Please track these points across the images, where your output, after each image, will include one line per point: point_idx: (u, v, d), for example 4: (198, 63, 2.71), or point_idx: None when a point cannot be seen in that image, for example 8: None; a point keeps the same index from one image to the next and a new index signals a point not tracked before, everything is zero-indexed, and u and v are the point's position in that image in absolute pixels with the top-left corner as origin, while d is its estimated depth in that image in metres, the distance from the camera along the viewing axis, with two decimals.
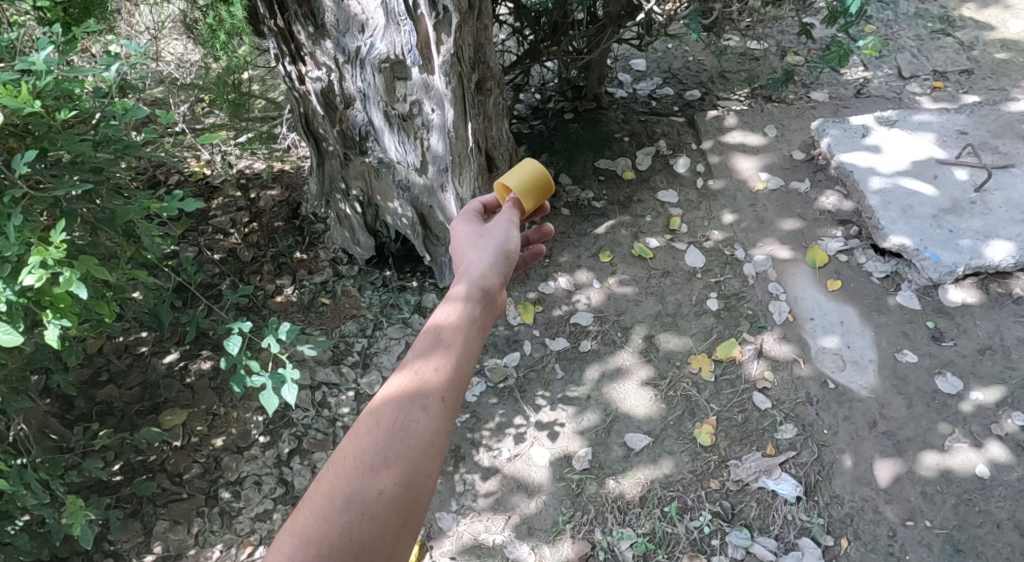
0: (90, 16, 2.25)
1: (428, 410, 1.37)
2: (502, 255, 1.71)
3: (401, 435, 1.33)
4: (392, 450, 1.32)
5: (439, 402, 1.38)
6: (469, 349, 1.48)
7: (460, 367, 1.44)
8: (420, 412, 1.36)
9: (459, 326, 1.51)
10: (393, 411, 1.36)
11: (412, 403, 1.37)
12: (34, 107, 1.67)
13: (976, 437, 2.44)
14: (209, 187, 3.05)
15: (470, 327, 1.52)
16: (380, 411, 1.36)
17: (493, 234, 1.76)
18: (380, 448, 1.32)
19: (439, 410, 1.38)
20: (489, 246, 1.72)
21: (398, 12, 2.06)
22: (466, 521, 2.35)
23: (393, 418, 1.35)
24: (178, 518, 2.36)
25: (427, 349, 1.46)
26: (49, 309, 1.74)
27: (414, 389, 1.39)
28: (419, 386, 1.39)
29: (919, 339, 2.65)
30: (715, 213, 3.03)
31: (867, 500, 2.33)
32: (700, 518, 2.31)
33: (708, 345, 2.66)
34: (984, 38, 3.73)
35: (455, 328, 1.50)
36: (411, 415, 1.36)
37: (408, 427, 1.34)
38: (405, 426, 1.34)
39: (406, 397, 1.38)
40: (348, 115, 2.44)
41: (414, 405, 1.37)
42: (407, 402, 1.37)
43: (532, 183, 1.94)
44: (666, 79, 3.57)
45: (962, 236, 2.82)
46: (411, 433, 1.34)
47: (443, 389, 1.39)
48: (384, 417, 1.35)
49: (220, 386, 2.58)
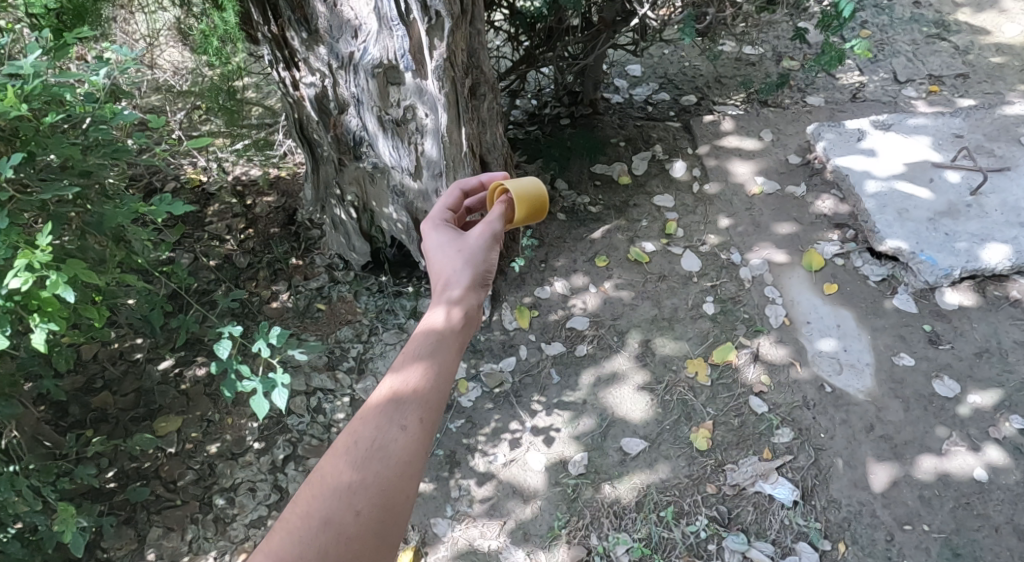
0: (83, 22, 2.24)
1: (407, 429, 1.37)
2: (486, 264, 1.69)
3: (379, 456, 1.34)
4: (370, 471, 1.33)
5: (419, 421, 1.39)
6: (450, 364, 1.48)
7: (439, 384, 1.44)
8: (399, 432, 1.37)
9: (440, 341, 1.50)
10: (371, 430, 1.37)
11: (391, 422, 1.38)
12: (20, 110, 1.68)
13: (973, 440, 2.42)
14: (205, 194, 3.04)
15: (450, 342, 1.51)
16: (358, 430, 1.37)
17: (471, 238, 1.72)
18: (357, 470, 1.33)
19: (418, 429, 1.39)
20: (469, 253, 1.68)
21: (391, 17, 2.06)
22: (461, 527, 2.34)
23: (371, 437, 1.36)
24: (172, 525, 2.34)
25: (405, 363, 1.45)
26: (36, 313, 1.74)
27: (392, 407, 1.39)
28: (398, 404, 1.39)
29: (916, 342, 2.64)
30: (711, 217, 3.02)
31: (865, 504, 2.31)
32: (696, 522, 2.30)
33: (705, 349, 2.65)
34: (980, 42, 3.73)
35: (437, 343, 1.49)
36: (390, 434, 1.37)
37: (386, 447, 1.35)
38: (383, 446, 1.35)
39: (385, 415, 1.38)
40: (342, 121, 2.43)
41: (392, 424, 1.37)
42: (385, 421, 1.38)
43: (524, 199, 1.93)
44: (662, 85, 3.57)
45: (958, 239, 2.81)
46: (390, 454, 1.35)
47: (423, 408, 1.40)
48: (362, 437, 1.36)
49: (215, 392, 2.56)
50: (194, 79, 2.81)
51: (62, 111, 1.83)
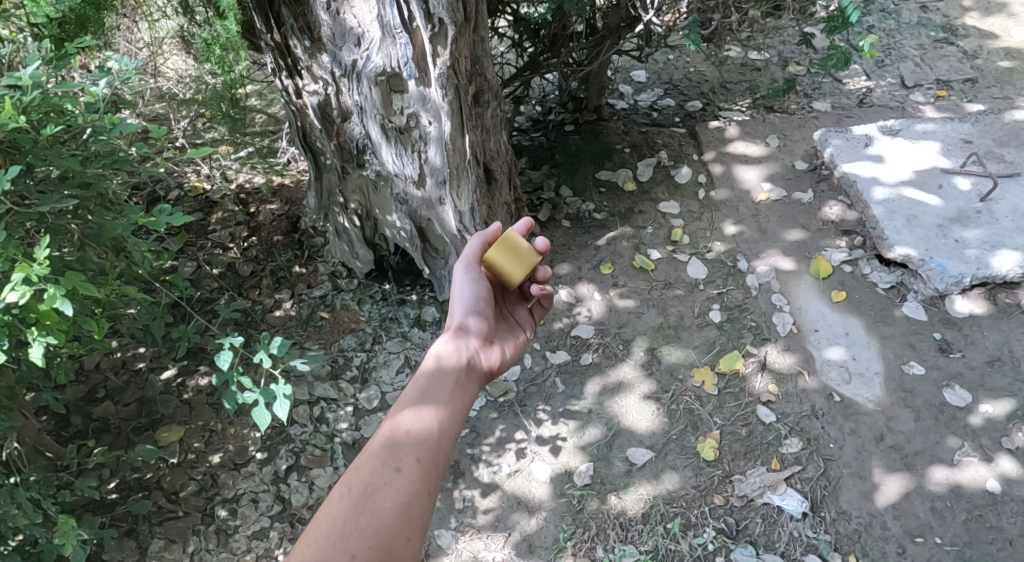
0: (85, 32, 2.22)
1: (402, 471, 1.45)
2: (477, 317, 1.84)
3: (374, 499, 1.40)
4: (365, 515, 1.38)
5: (413, 464, 1.46)
6: (445, 408, 1.59)
7: (432, 429, 1.53)
8: (394, 473, 1.44)
9: (431, 383, 1.64)
10: (366, 476, 1.43)
11: (386, 465, 1.45)
12: (18, 121, 1.67)
13: (985, 451, 2.39)
14: (208, 202, 3.02)
15: (441, 386, 1.63)
16: (354, 478, 1.44)
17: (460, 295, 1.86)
18: (353, 514, 1.38)
19: (413, 471, 1.46)
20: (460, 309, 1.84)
21: (394, 25, 2.05)
22: (465, 539, 2.31)
23: (366, 482, 1.42)
24: (174, 536, 2.32)
25: (399, 412, 1.56)
26: (34, 326, 1.72)
27: (387, 453, 1.47)
28: (393, 449, 1.48)
29: (926, 350, 2.61)
30: (717, 224, 3.00)
31: (875, 516, 2.28)
32: (704, 534, 2.27)
33: (712, 357, 2.62)
34: (988, 46, 3.70)
35: (428, 388, 1.62)
36: (385, 477, 1.43)
37: (381, 489, 1.41)
38: (378, 489, 1.41)
39: (379, 461, 1.46)
40: (345, 129, 2.42)
41: (387, 467, 1.45)
42: (380, 466, 1.45)
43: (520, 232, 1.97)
44: (667, 90, 3.54)
45: (968, 245, 2.78)
46: (385, 496, 1.41)
47: (417, 451, 1.48)
48: (359, 482, 1.43)
49: (217, 402, 2.54)
50: (197, 87, 2.80)
51: (61, 122, 1.82)
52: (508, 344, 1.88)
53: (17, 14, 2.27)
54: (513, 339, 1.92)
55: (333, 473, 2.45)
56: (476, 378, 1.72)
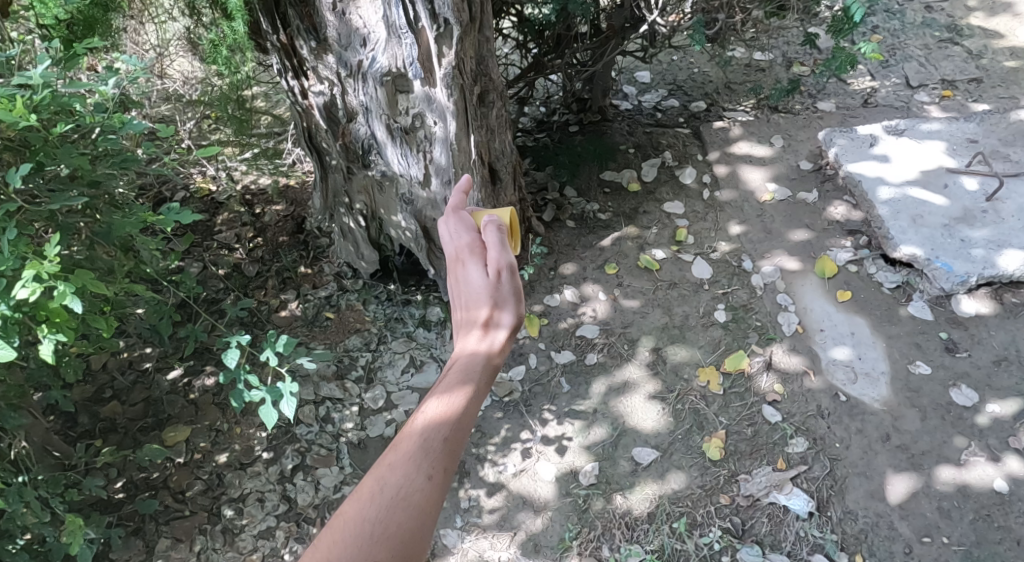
0: (93, 33, 2.24)
1: (435, 479, 1.32)
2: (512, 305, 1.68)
3: (405, 506, 1.28)
4: (394, 522, 1.27)
5: (447, 471, 1.34)
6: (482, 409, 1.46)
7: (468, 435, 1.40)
8: (427, 481, 1.32)
9: (473, 377, 1.49)
10: (397, 478, 1.31)
11: (420, 470, 1.32)
12: (28, 120, 1.68)
13: (992, 450, 2.38)
14: (214, 203, 3.03)
15: (481, 388, 1.48)
16: (385, 477, 1.31)
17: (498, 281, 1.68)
18: (381, 518, 1.27)
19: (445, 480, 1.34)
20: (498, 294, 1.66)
21: (400, 26, 2.05)
22: (471, 538, 2.31)
23: (398, 485, 1.30)
24: (180, 536, 2.32)
25: (436, 405, 1.42)
26: (45, 323, 1.73)
27: (421, 454, 1.34)
28: (428, 450, 1.35)
29: (932, 350, 2.61)
30: (721, 224, 3.00)
31: (882, 516, 2.27)
32: (710, 534, 2.26)
33: (717, 357, 2.62)
34: (993, 46, 3.70)
35: (468, 384, 1.47)
36: (418, 483, 1.31)
37: (412, 496, 1.30)
38: (409, 496, 1.29)
39: (413, 463, 1.33)
40: (350, 129, 2.42)
41: (421, 472, 1.32)
42: (413, 469, 1.32)
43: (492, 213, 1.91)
44: (671, 91, 3.55)
45: (974, 245, 2.77)
46: (417, 504, 1.29)
47: (452, 456, 1.36)
48: (389, 484, 1.30)
49: (223, 401, 2.55)
50: (204, 89, 2.81)
51: (71, 121, 1.83)
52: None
53: (25, 15, 2.29)
54: None
55: (339, 472, 2.45)
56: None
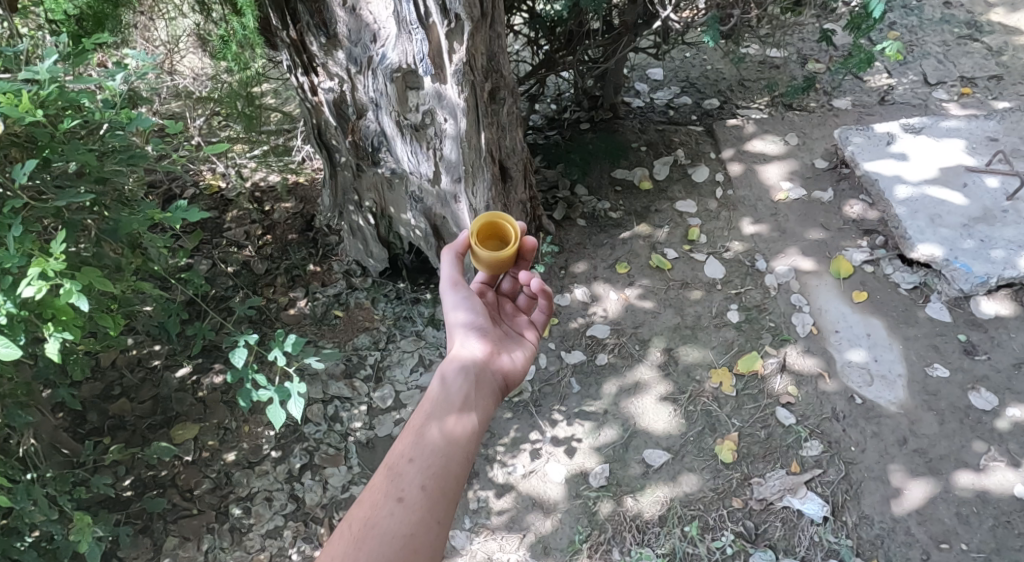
0: (103, 29, 2.22)
1: (403, 501, 1.40)
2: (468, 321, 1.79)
3: (374, 533, 1.36)
4: (367, 548, 1.34)
5: (417, 492, 1.42)
6: (452, 424, 1.55)
7: (435, 452, 1.49)
8: (396, 504, 1.40)
9: (440, 400, 1.61)
10: (366, 511, 1.40)
11: (388, 496, 1.41)
12: (35, 116, 1.66)
13: (1013, 455, 2.34)
14: (223, 200, 3.01)
15: (448, 406, 1.59)
16: (355, 513, 1.40)
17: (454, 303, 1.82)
18: (353, 550, 1.34)
19: (415, 499, 1.41)
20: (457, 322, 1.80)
21: (410, 21, 2.00)
22: (479, 540, 2.29)
23: (367, 516, 1.39)
24: (188, 534, 2.31)
25: (404, 435, 1.53)
26: (51, 321, 1.72)
27: (390, 482, 1.44)
28: (397, 478, 1.44)
29: (951, 353, 2.56)
30: (735, 223, 2.96)
31: (898, 522, 2.23)
32: (722, 538, 2.23)
33: (730, 358, 2.58)
34: (1014, 42, 3.63)
35: (432, 402, 1.60)
36: (387, 510, 1.39)
37: (381, 523, 1.38)
38: (378, 524, 1.37)
39: (381, 492, 1.42)
40: (359, 126, 2.39)
41: (389, 498, 1.41)
42: (382, 498, 1.41)
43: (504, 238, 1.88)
44: (684, 88, 3.51)
45: (994, 246, 2.72)
46: (387, 529, 1.37)
47: (421, 476, 1.45)
48: (359, 518, 1.39)
49: (232, 400, 2.53)
50: (214, 85, 2.78)
51: (78, 117, 1.82)
52: (518, 347, 1.83)
53: (36, 11, 2.30)
54: (523, 348, 1.85)
55: (348, 472, 2.43)
56: (488, 392, 1.68)
